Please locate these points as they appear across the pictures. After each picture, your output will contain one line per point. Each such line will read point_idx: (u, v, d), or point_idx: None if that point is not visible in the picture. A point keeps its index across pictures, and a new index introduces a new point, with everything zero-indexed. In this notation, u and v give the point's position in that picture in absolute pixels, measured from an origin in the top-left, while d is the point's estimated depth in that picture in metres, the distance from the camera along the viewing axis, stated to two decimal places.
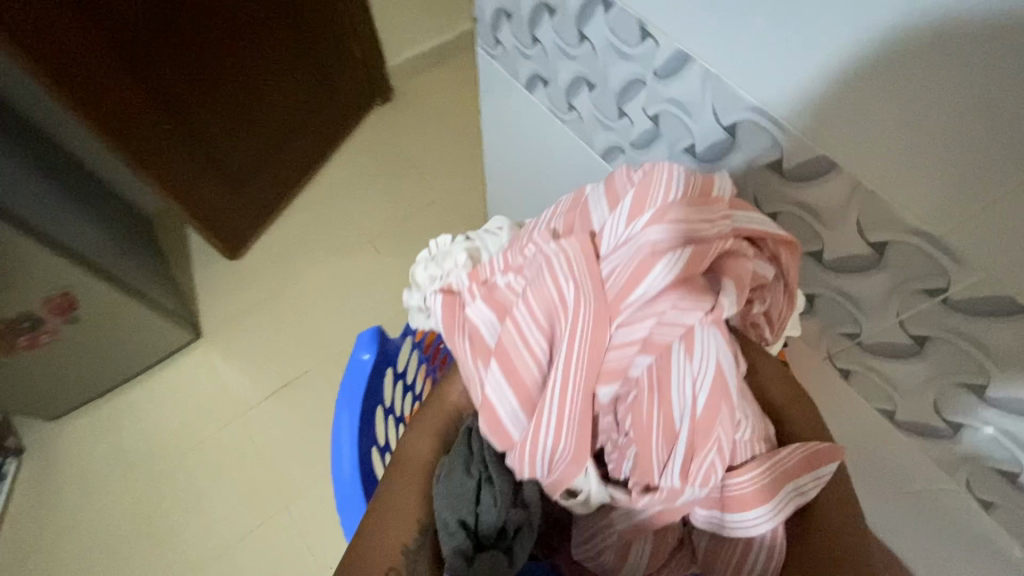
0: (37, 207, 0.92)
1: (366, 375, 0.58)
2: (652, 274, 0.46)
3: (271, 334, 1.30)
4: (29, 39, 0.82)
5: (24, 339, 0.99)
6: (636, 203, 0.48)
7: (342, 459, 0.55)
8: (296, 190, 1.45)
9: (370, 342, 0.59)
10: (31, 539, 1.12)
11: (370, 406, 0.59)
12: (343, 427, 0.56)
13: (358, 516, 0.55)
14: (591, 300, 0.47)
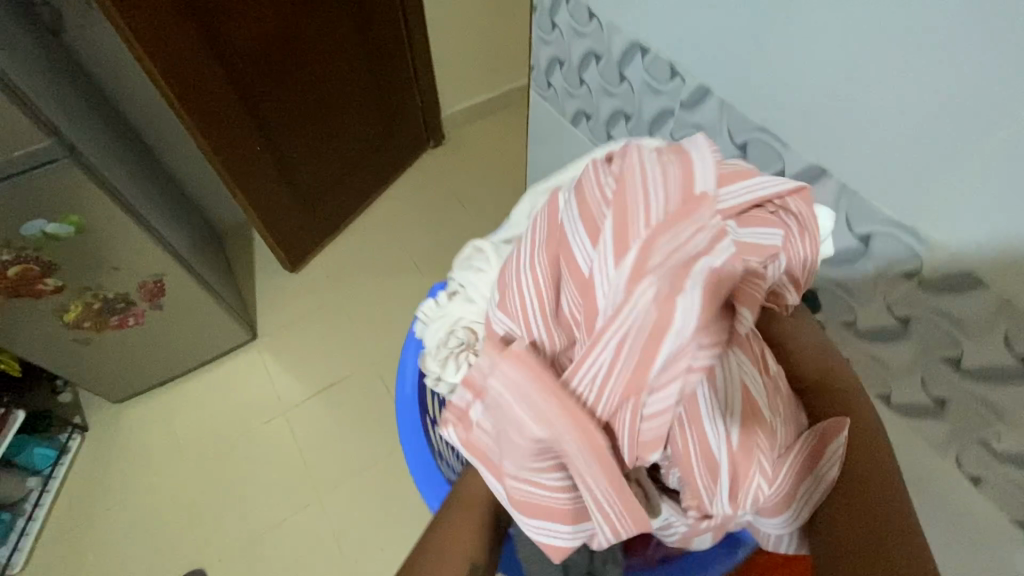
0: (149, 206, 1.08)
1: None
2: (669, 338, 0.43)
3: (319, 339, 1.42)
4: (163, 58, 1.00)
5: (115, 319, 1.12)
6: (614, 249, 0.44)
7: None
8: (354, 215, 1.62)
9: None
10: (84, 510, 1.20)
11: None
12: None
13: None
14: (599, 403, 0.45)
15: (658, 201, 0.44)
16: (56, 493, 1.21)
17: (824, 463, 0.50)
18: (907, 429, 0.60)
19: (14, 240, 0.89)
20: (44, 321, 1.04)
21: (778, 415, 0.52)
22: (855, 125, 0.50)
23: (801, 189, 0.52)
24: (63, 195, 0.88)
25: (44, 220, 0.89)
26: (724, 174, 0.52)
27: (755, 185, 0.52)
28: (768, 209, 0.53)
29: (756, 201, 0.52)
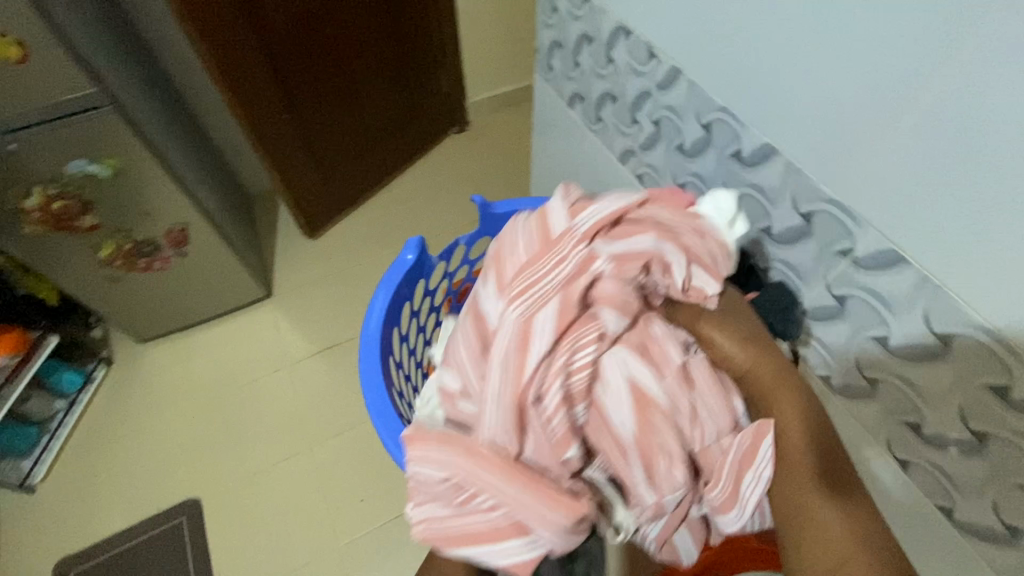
0: (178, 158, 1.16)
1: (406, 270, 0.70)
2: (538, 336, 0.53)
3: (327, 302, 1.50)
4: (206, 22, 1.08)
5: (142, 262, 1.23)
6: (498, 284, 0.59)
7: (370, 318, 0.67)
8: (373, 190, 1.70)
9: (416, 246, 0.71)
10: (101, 434, 1.31)
11: (401, 297, 0.70)
12: (377, 305, 0.67)
13: (371, 366, 0.65)
14: (503, 402, 0.50)
15: (526, 250, 0.59)
16: (78, 416, 1.32)
17: (757, 465, 0.53)
18: (844, 407, 0.63)
19: (59, 174, 1.00)
20: (81, 254, 1.15)
21: (702, 411, 0.57)
22: (801, 103, 0.52)
23: (643, 200, 0.60)
24: (106, 138, 0.98)
25: (85, 161, 1.00)
26: (588, 204, 0.60)
27: (614, 200, 0.60)
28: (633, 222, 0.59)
29: (609, 217, 0.59)
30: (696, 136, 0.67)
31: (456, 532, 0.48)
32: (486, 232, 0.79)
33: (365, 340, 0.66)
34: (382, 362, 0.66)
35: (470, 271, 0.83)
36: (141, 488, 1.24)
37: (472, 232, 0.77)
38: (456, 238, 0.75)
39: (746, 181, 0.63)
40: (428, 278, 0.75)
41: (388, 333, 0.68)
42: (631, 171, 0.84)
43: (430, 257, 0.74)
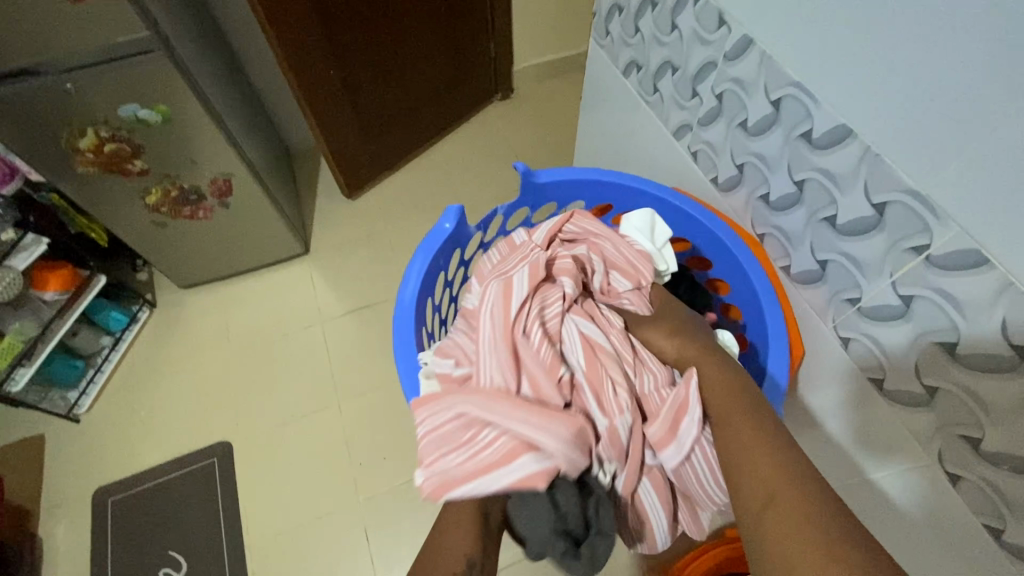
0: (224, 108, 1.16)
1: (443, 239, 0.69)
2: (513, 293, 0.64)
3: (362, 263, 1.51)
4: None
5: (187, 210, 1.25)
6: (476, 281, 0.72)
7: (406, 287, 0.67)
8: (413, 154, 1.68)
9: (455, 216, 0.69)
10: (141, 372, 1.37)
11: (436, 266, 0.69)
12: (413, 274, 0.67)
13: (406, 336, 0.65)
14: (490, 346, 0.60)
15: (495, 259, 0.73)
16: (122, 354, 1.38)
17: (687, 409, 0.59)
18: (894, 413, 0.59)
19: (111, 117, 1.02)
20: (129, 198, 1.18)
21: (641, 368, 0.65)
22: (886, 81, 0.47)
23: (571, 215, 0.77)
24: (155, 83, 0.99)
25: (136, 105, 1.01)
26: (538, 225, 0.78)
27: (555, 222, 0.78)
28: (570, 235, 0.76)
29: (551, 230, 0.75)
30: (763, 113, 0.63)
31: (469, 469, 0.53)
32: (526, 202, 0.77)
33: (399, 308, 0.66)
34: (415, 331, 0.66)
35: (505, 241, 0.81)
36: (177, 426, 1.30)
37: (511, 202, 0.75)
38: (495, 207, 0.73)
39: (813, 165, 0.58)
40: (464, 247, 0.74)
41: (422, 301, 0.68)
42: (686, 147, 0.79)
43: (468, 227, 0.72)
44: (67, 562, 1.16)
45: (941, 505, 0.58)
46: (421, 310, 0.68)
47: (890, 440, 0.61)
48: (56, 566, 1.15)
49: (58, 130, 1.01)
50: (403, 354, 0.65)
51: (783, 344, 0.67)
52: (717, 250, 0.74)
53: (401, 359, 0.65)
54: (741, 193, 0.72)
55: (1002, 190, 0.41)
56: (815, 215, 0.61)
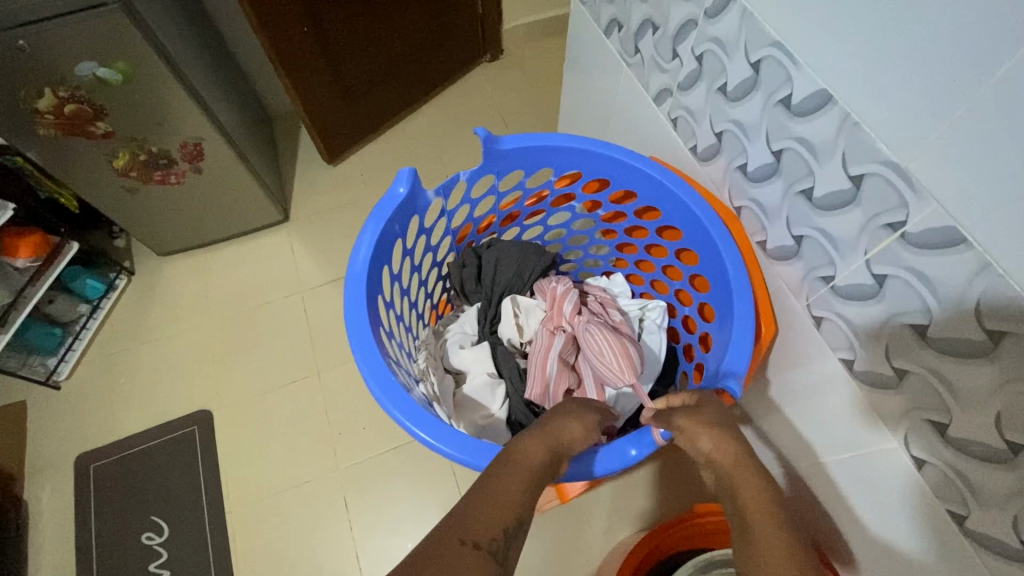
0: (190, 67, 1.11)
1: (396, 205, 0.66)
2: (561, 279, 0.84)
3: (344, 231, 1.48)
4: None
5: (158, 174, 1.21)
6: None
7: (357, 255, 0.64)
8: (397, 118, 1.63)
9: (407, 180, 0.66)
10: (121, 340, 1.36)
11: (392, 233, 0.67)
12: (366, 240, 0.64)
13: (355, 304, 0.62)
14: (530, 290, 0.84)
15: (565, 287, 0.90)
16: (100, 321, 1.37)
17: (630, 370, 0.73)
18: (864, 394, 0.57)
19: (69, 76, 0.97)
20: (97, 162, 1.14)
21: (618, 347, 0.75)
22: (867, 43, 0.43)
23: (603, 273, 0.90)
24: (113, 40, 0.94)
25: (95, 63, 0.96)
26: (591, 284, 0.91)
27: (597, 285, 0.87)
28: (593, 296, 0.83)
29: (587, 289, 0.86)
30: (743, 76, 0.58)
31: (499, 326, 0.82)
32: (493, 168, 0.73)
33: (351, 276, 0.63)
34: (368, 300, 0.63)
35: (471, 210, 0.78)
36: (158, 394, 1.30)
37: (476, 168, 0.71)
38: (456, 173, 0.70)
39: (792, 134, 0.54)
40: (423, 214, 0.71)
41: (377, 270, 0.65)
42: (666, 113, 0.75)
43: (423, 195, 0.69)
44: (51, 526, 1.17)
45: (906, 486, 0.57)
46: (374, 278, 0.65)
47: (860, 421, 0.60)
48: (41, 529, 1.17)
49: (15, 90, 0.96)
50: (353, 324, 0.61)
51: (748, 327, 0.63)
52: (690, 220, 0.70)
53: (352, 330, 0.61)
54: (719, 163, 0.68)
55: (978, 161, 0.38)
56: (791, 186, 0.57)
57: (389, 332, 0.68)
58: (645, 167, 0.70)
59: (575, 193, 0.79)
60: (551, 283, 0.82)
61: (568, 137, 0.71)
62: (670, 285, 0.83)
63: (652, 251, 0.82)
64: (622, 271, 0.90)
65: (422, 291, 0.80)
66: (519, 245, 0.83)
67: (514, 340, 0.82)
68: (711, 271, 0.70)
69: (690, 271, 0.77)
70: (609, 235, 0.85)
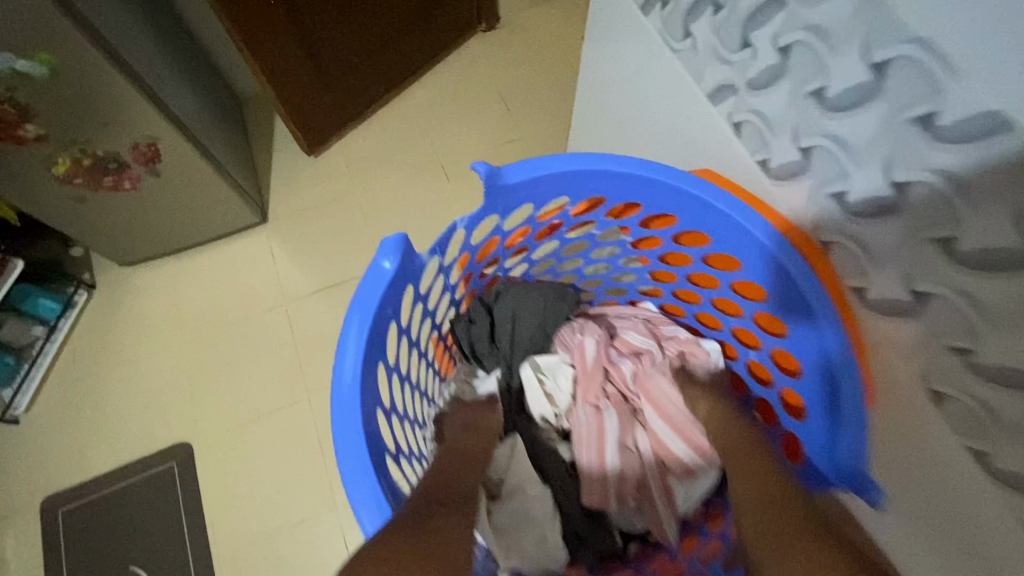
0: (135, 52, 0.93)
1: (385, 286, 0.51)
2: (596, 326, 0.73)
3: (329, 232, 1.32)
4: None
5: (109, 180, 1.04)
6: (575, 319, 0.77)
7: (346, 361, 0.50)
8: (383, 101, 1.44)
9: (394, 250, 0.50)
10: (84, 366, 1.21)
11: (385, 319, 0.52)
12: (351, 336, 0.50)
13: (350, 426, 0.49)
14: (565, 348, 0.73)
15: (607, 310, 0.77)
16: (60, 345, 1.22)
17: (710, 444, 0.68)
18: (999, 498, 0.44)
19: None
20: (32, 171, 0.97)
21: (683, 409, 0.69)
22: None
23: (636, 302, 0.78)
24: (30, 27, 0.76)
25: (11, 55, 0.78)
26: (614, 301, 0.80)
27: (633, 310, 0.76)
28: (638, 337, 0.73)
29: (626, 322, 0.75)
30: (853, 81, 0.44)
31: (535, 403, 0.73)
32: (495, 207, 0.60)
33: (336, 382, 0.49)
34: (365, 409, 0.50)
35: (470, 257, 0.63)
36: (129, 426, 1.16)
37: (474, 214, 0.58)
38: (452, 222, 0.56)
39: (930, 164, 0.40)
40: (418, 279, 0.55)
41: (372, 369, 0.51)
42: (726, 116, 0.60)
43: (419, 256, 0.54)
44: None
45: None
46: (371, 385, 0.51)
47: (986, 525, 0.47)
48: None
49: None
50: (344, 448, 0.48)
51: None
52: (765, 258, 0.57)
53: (343, 457, 0.48)
54: (801, 187, 0.53)
55: None
56: (915, 232, 0.43)
57: (395, 441, 0.55)
58: (704, 195, 0.58)
59: (597, 220, 0.65)
60: (573, 337, 0.73)
61: (600, 159, 0.59)
62: (724, 321, 0.69)
63: (697, 283, 0.68)
64: (653, 300, 0.77)
65: (423, 364, 0.64)
66: (539, 289, 0.71)
67: (547, 415, 0.73)
68: (794, 320, 0.59)
69: (751, 306, 0.63)
70: (642, 261, 0.71)
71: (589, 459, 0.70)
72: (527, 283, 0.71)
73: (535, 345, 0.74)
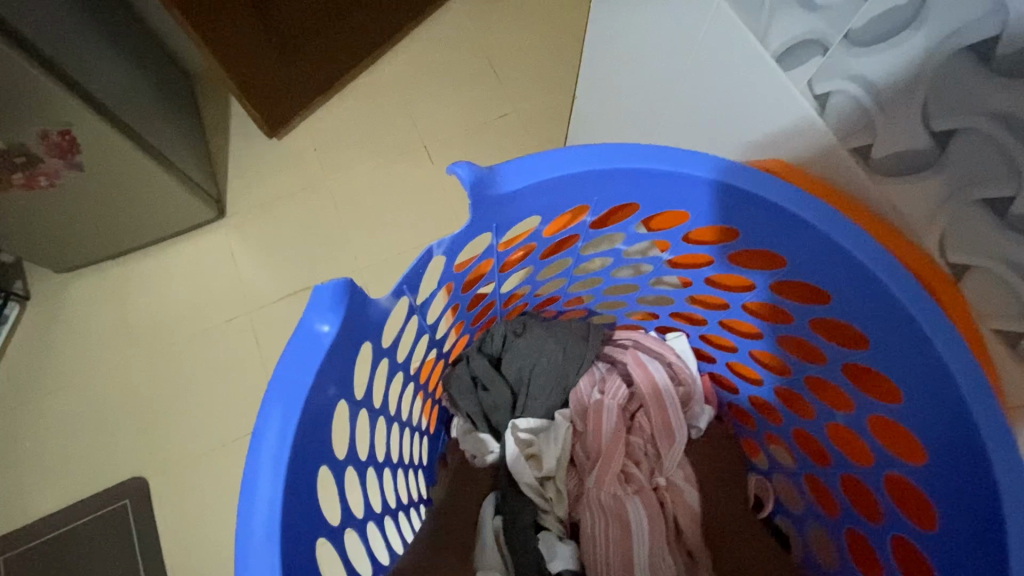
0: (35, 20, 0.75)
1: (324, 354, 0.39)
2: (613, 385, 0.62)
3: (297, 228, 1.14)
4: None
5: (19, 178, 0.87)
6: None
7: (260, 467, 0.38)
8: (354, 72, 1.24)
9: (333, 306, 0.39)
10: (22, 390, 1.06)
11: (320, 401, 0.41)
12: (272, 423, 0.39)
13: (260, 558, 0.37)
14: (578, 410, 0.62)
15: (627, 353, 0.63)
16: None
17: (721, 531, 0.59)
18: None
19: None
20: None
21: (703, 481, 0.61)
22: None
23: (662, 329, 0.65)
24: None
25: None
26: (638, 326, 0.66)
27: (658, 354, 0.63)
28: (662, 397, 0.61)
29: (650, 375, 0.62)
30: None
31: (528, 478, 0.60)
32: (487, 223, 0.44)
33: (249, 483, 0.38)
34: (287, 515, 0.38)
35: (455, 286, 0.49)
36: (75, 458, 1.01)
37: (459, 233, 0.43)
38: (428, 245, 0.42)
39: None
40: (380, 332, 0.44)
41: (303, 461, 0.41)
42: (807, 87, 0.43)
43: (373, 307, 0.42)
44: None
45: None
46: (301, 478, 0.40)
47: None
48: None
49: None
50: (254, 574, 0.37)
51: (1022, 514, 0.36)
52: (872, 292, 0.42)
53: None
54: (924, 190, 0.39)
55: None
56: None
57: (334, 541, 0.45)
58: (789, 204, 0.41)
59: (628, 231, 0.50)
60: (590, 394, 0.62)
61: (621, 154, 0.43)
62: (796, 367, 0.53)
63: (760, 317, 0.53)
64: (692, 327, 0.61)
65: (394, 432, 0.54)
66: (557, 335, 0.60)
67: (535, 483, 0.60)
68: (906, 377, 0.43)
69: (843, 352, 0.48)
70: (682, 283, 0.55)
71: (606, 556, 0.57)
72: (544, 328, 0.60)
73: (554, 408, 0.63)
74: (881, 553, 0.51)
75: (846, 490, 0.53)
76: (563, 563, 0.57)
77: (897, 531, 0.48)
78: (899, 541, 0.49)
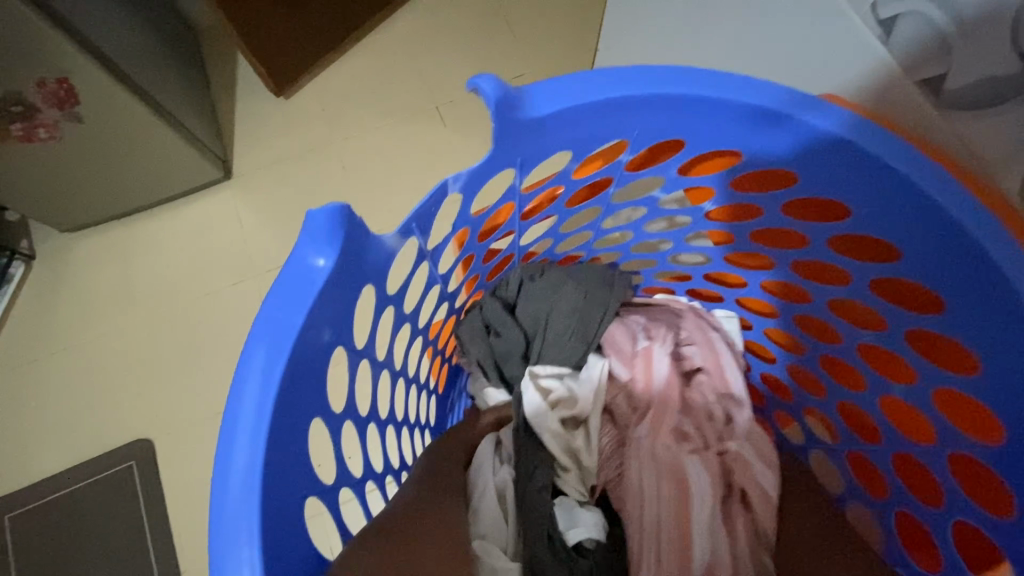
0: None
1: (316, 292, 0.36)
2: (662, 335, 0.58)
3: (305, 190, 1.11)
4: None
5: (18, 128, 0.84)
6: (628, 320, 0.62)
7: (240, 414, 0.35)
8: (366, 28, 1.19)
9: (328, 237, 0.36)
10: (28, 350, 1.05)
11: (312, 345, 0.38)
12: (255, 368, 0.36)
13: (237, 512, 0.34)
14: (622, 358, 0.58)
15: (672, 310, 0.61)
16: None
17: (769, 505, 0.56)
18: None
19: None
20: None
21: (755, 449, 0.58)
22: None
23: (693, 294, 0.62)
24: None
25: None
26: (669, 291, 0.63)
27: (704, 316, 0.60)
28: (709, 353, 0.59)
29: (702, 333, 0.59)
30: None
31: (552, 428, 0.56)
32: (512, 156, 0.40)
33: (227, 436, 0.35)
34: (268, 473, 0.36)
35: (471, 234, 0.45)
36: (81, 419, 1.00)
37: (478, 165, 0.39)
38: (443, 179, 0.38)
39: None
40: (382, 277, 0.41)
41: (291, 413, 0.38)
42: (870, 13, 0.44)
43: (372, 246, 0.39)
44: None
45: None
46: (284, 432, 0.37)
47: None
48: None
49: None
50: (230, 528, 0.34)
51: None
52: (958, 247, 0.37)
53: (223, 546, 0.34)
54: (1009, 124, 0.37)
55: None
56: None
57: (325, 500, 0.42)
58: (860, 139, 0.37)
59: (669, 177, 0.46)
60: (634, 343, 0.58)
61: (661, 78, 0.38)
62: (847, 335, 0.50)
63: (809, 277, 0.49)
64: (728, 291, 0.58)
65: (399, 388, 0.51)
66: (576, 279, 0.56)
67: (559, 431, 0.56)
68: (980, 338, 0.39)
69: (904, 321, 0.44)
70: (720, 241, 0.51)
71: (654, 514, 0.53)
72: (560, 271, 0.56)
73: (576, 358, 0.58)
74: (939, 536, 0.48)
75: (900, 469, 0.50)
76: (586, 531, 0.54)
77: (961, 516, 0.46)
78: (960, 529, 0.46)
